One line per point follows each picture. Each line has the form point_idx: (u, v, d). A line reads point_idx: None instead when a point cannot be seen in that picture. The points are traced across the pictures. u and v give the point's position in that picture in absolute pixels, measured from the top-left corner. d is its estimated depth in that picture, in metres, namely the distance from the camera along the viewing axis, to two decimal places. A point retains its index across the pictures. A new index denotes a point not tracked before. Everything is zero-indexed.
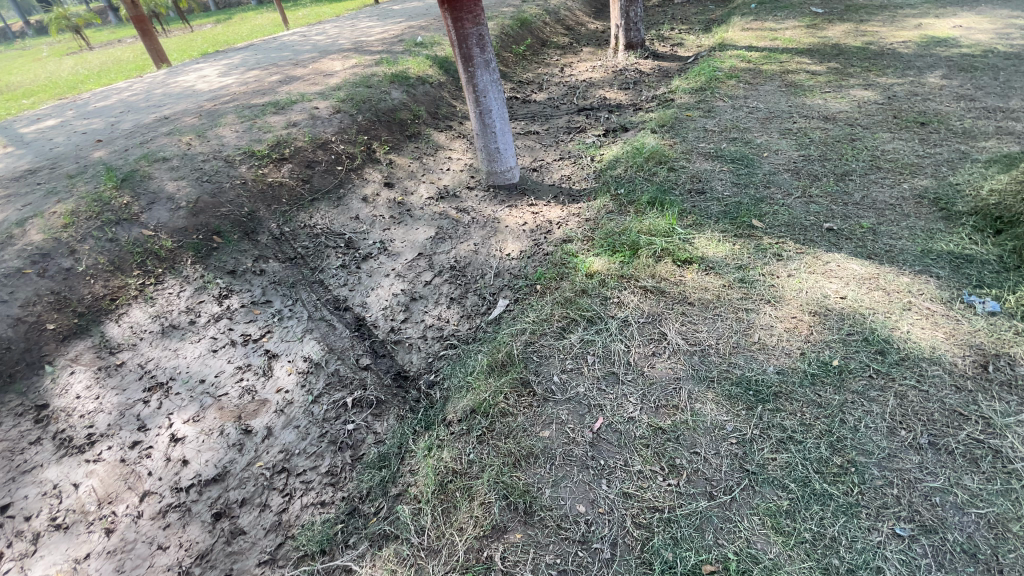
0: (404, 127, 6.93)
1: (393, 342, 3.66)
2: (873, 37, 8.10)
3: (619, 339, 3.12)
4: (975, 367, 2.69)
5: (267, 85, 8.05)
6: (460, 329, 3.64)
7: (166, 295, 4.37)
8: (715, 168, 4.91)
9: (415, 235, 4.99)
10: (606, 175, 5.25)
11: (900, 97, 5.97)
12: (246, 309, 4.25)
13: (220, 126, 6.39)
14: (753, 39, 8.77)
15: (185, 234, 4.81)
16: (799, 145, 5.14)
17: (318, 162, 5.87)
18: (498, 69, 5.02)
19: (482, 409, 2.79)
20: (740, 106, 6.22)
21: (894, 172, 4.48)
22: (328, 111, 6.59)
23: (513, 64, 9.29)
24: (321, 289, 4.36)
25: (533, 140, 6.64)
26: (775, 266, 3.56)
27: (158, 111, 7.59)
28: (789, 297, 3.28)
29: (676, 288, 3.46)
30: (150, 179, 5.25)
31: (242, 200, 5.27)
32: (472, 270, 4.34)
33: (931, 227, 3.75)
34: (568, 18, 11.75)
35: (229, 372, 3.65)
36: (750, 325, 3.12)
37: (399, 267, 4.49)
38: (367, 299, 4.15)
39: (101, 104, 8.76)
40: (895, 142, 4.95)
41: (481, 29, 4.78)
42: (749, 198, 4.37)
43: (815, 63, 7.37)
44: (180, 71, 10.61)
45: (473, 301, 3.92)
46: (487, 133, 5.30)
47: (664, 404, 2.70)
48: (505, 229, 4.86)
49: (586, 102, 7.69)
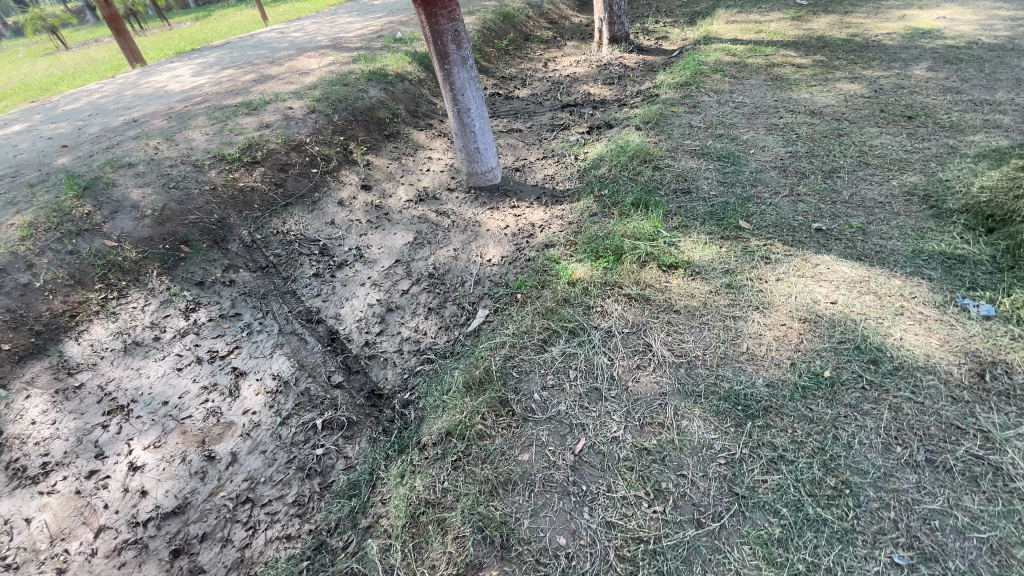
0: (383, 127, 6.72)
1: (367, 356, 3.49)
2: (858, 29, 8.01)
3: (602, 352, 2.97)
4: (971, 376, 2.58)
5: (241, 85, 7.78)
6: (438, 341, 3.47)
7: (130, 310, 4.16)
8: (701, 166, 4.77)
9: (393, 241, 4.81)
10: (590, 174, 5.10)
11: (887, 90, 5.87)
12: (214, 323, 4.06)
13: (190, 129, 6.14)
14: (738, 32, 8.64)
15: (151, 245, 4.59)
16: (786, 141, 5.02)
17: (292, 165, 5.65)
18: (476, 66, 4.82)
19: (457, 431, 2.62)
20: (725, 102, 6.09)
21: (882, 169, 4.37)
22: (302, 111, 6.36)
23: (496, 60, 9.08)
24: (293, 300, 4.17)
25: (515, 139, 6.46)
26: (763, 269, 3.44)
27: (127, 114, 7.29)
28: (778, 303, 3.15)
29: (662, 295, 3.32)
30: (114, 187, 5.00)
31: (212, 206, 5.05)
32: (451, 278, 4.17)
33: (922, 226, 3.64)
34: (551, 11, 11.54)
35: (194, 392, 3.47)
36: (739, 334, 2.99)
37: (375, 275, 4.30)
38: (342, 310, 3.97)
39: (69, 107, 8.44)
40: (883, 137, 4.85)
41: (457, 24, 4.58)
42: (736, 197, 4.24)
43: (800, 56, 7.25)
44: (153, 71, 10.27)
45: (451, 312, 3.75)
46: (467, 133, 5.11)
47: (649, 422, 2.56)
48: (486, 233, 4.70)
49: (570, 98, 7.51)
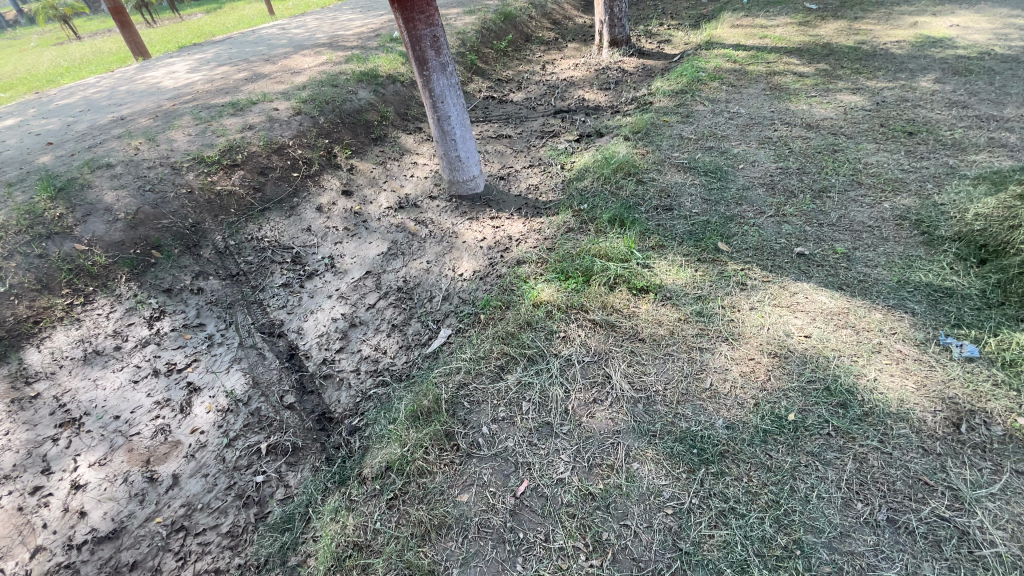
0: (370, 130, 6.60)
1: (323, 375, 3.38)
2: (867, 36, 7.73)
3: (559, 382, 2.82)
4: (945, 426, 2.42)
5: (233, 84, 7.69)
6: (396, 362, 3.34)
7: (94, 317, 4.10)
8: (686, 181, 4.60)
9: (367, 251, 4.69)
10: (573, 186, 4.95)
11: (889, 103, 5.63)
12: (177, 334, 3.99)
13: (173, 129, 6.07)
14: (741, 37, 8.40)
15: (121, 250, 4.53)
16: (777, 156, 4.82)
17: (272, 169, 5.56)
18: (456, 72, 4.67)
19: (396, 466, 2.49)
20: (720, 111, 5.88)
21: (875, 189, 4.17)
22: (287, 113, 6.26)
23: (493, 61, 8.92)
24: (258, 312, 4.08)
25: (504, 145, 6.31)
26: (737, 297, 3.27)
27: (116, 111, 7.24)
28: (749, 334, 2.99)
29: (629, 322, 3.16)
30: (89, 189, 4.94)
31: (187, 211, 4.98)
32: (419, 292, 4.03)
33: (910, 253, 3.45)
34: (555, 12, 11.33)
35: (146, 408, 3.41)
36: (705, 367, 2.83)
37: (343, 287, 4.19)
38: (305, 324, 3.87)
39: (62, 102, 8.41)
40: (879, 155, 4.63)
41: (436, 29, 4.42)
42: (719, 216, 4.07)
43: (803, 64, 7.00)
44: (151, 66, 10.23)
45: (415, 329, 3.62)
46: (447, 140, 4.98)
47: (598, 464, 2.42)
48: (462, 245, 4.56)
49: (564, 103, 7.34)
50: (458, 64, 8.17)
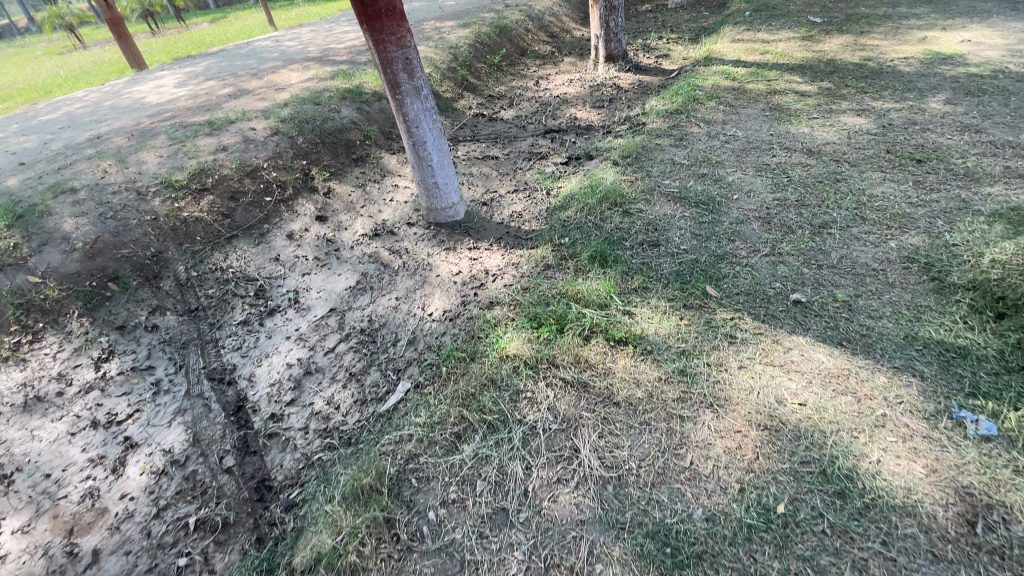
0: (351, 150, 6.34)
1: (268, 433, 3.10)
2: (873, 52, 7.41)
3: (520, 457, 2.49)
4: (959, 524, 2.10)
5: (215, 100, 7.48)
6: (347, 421, 3.03)
7: (41, 357, 3.85)
8: (676, 213, 4.29)
9: (334, 284, 4.40)
10: (557, 217, 4.65)
11: (896, 126, 5.30)
12: (124, 378, 3.71)
13: (145, 149, 5.83)
14: (742, 52, 8.11)
15: (76, 282, 4.28)
16: (775, 186, 4.49)
17: (243, 193, 5.31)
18: (431, 96, 4.39)
19: (326, 560, 2.18)
20: (716, 134, 5.58)
21: (881, 225, 3.83)
22: (264, 133, 6.01)
23: (485, 77, 8.67)
24: (211, 354, 3.81)
25: (490, 167, 6.02)
26: (724, 353, 2.94)
27: (95, 129, 7.03)
28: (736, 400, 2.65)
29: (603, 381, 2.83)
30: (49, 216, 4.70)
31: (149, 239, 4.73)
32: (384, 333, 3.72)
33: (918, 303, 3.13)
34: (552, 24, 11.08)
35: (78, 465, 3.14)
36: (685, 440, 2.50)
37: (303, 327, 3.90)
38: (257, 371, 3.59)
39: (45, 117, 8.23)
40: (885, 185, 4.31)
41: (408, 51, 4.14)
42: (709, 254, 3.76)
43: (805, 82, 6.68)
44: (141, 79, 10.08)
45: (373, 379, 3.31)
46: (423, 166, 4.68)
47: (557, 564, 2.10)
48: (435, 279, 4.25)
49: (555, 122, 7.06)
50: (447, 80, 7.92)
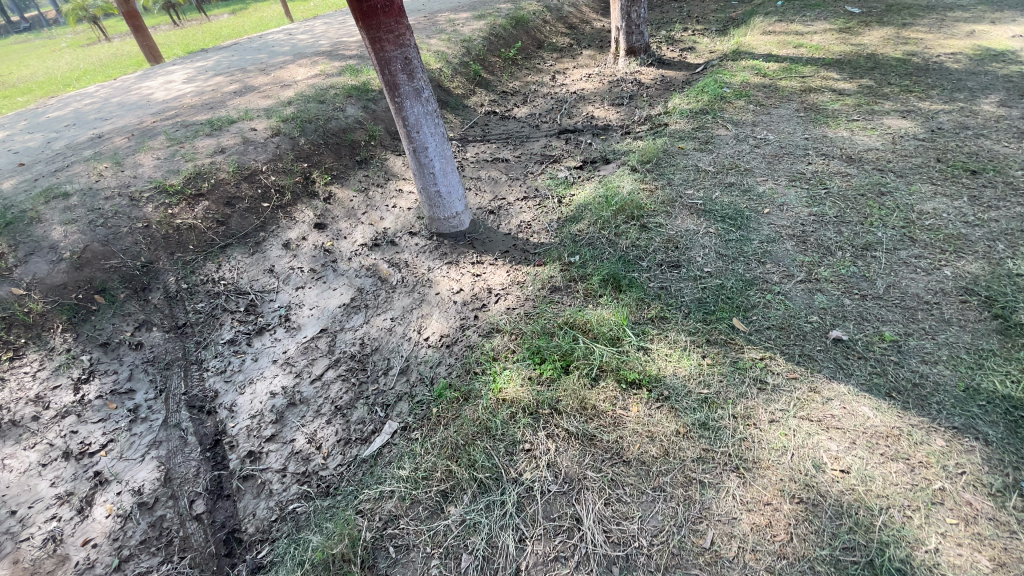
0: (355, 151, 6.04)
1: (243, 475, 2.85)
2: (917, 46, 6.81)
3: (513, 525, 2.18)
4: None
5: (221, 97, 7.25)
6: (327, 466, 2.76)
7: (21, 376, 3.64)
8: (699, 228, 3.90)
9: (328, 300, 4.12)
10: (568, 229, 4.29)
11: (946, 130, 4.78)
12: (102, 403, 3.50)
13: (143, 151, 5.62)
14: (773, 45, 7.55)
15: (61, 295, 4.08)
16: (811, 199, 4.05)
17: (240, 199, 5.06)
18: (433, 98, 4.06)
19: None
20: (744, 138, 5.13)
21: (933, 249, 3.39)
22: (264, 134, 5.75)
23: (499, 71, 8.28)
24: (193, 379, 3.58)
25: (499, 171, 5.67)
26: (752, 402, 2.57)
27: (99, 127, 6.86)
28: (765, 463, 2.29)
29: (612, 433, 2.49)
30: (39, 223, 4.52)
31: (140, 248, 4.51)
32: (375, 361, 3.42)
33: (979, 346, 2.71)
34: (571, 15, 10.59)
35: (44, 502, 2.90)
36: (704, 513, 2.15)
37: (291, 350, 3.64)
38: (239, 399, 3.35)
39: (55, 113, 8.12)
40: (936, 200, 3.84)
41: (407, 51, 3.80)
42: (736, 279, 3.36)
43: (843, 79, 6.14)
44: (153, 74, 9.93)
45: (359, 416, 3.02)
46: (425, 174, 4.34)
47: None
48: (434, 298, 3.94)
49: (571, 121, 6.66)
50: (459, 75, 7.56)
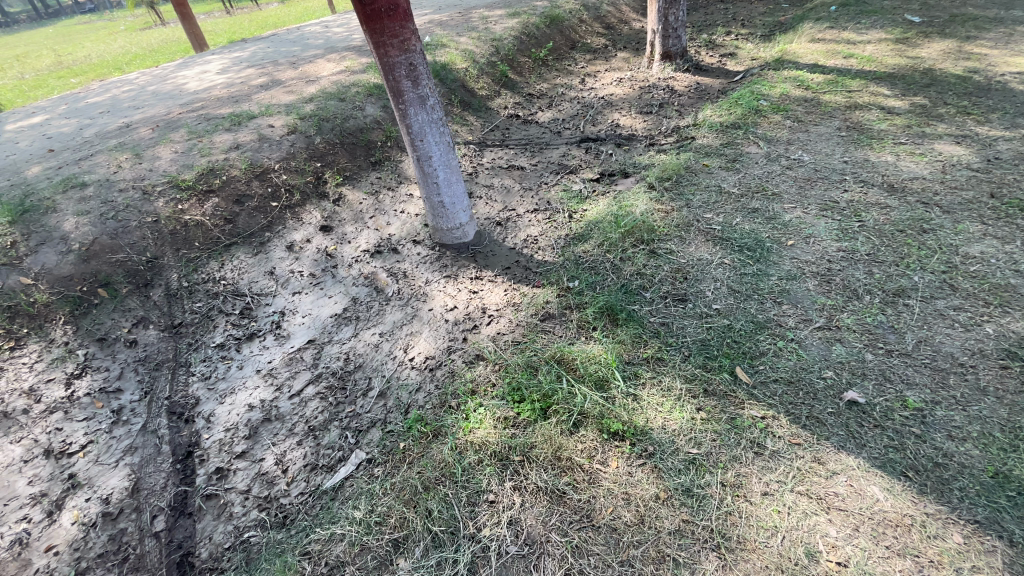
0: (370, 151, 5.95)
1: (207, 493, 2.79)
2: (981, 62, 6.20)
3: None
4: None
5: (247, 91, 7.29)
6: (289, 493, 2.66)
7: (18, 367, 3.67)
8: (713, 258, 3.61)
9: (321, 309, 4.03)
10: (573, 249, 4.07)
11: (1005, 160, 4.28)
12: (89, 401, 3.50)
13: (162, 144, 5.67)
14: (820, 54, 7.04)
15: (66, 286, 4.13)
16: (842, 231, 3.69)
17: (250, 197, 5.05)
18: (439, 107, 3.90)
19: None
20: (775, 157, 4.75)
21: (974, 301, 3.01)
22: (281, 131, 5.72)
23: (528, 72, 8.04)
24: (179, 383, 3.57)
25: (512, 179, 5.47)
26: (746, 469, 2.31)
27: (129, 116, 7.01)
28: (750, 545, 2.05)
29: (585, 491, 2.28)
30: (54, 214, 4.60)
31: (147, 243, 4.54)
32: (357, 379, 3.29)
33: (1018, 423, 2.36)
34: (609, 14, 10.22)
35: (22, 500, 2.89)
36: None
37: (276, 360, 3.57)
38: (217, 410, 3.31)
39: (95, 99, 8.37)
40: (985, 242, 3.42)
41: (413, 57, 3.65)
42: (747, 320, 3.07)
43: (894, 96, 5.63)
44: (192, 63, 10.14)
45: (330, 440, 2.90)
46: (429, 183, 4.18)
47: None
48: (426, 314, 3.79)
49: (595, 128, 6.38)
50: (485, 76, 7.37)
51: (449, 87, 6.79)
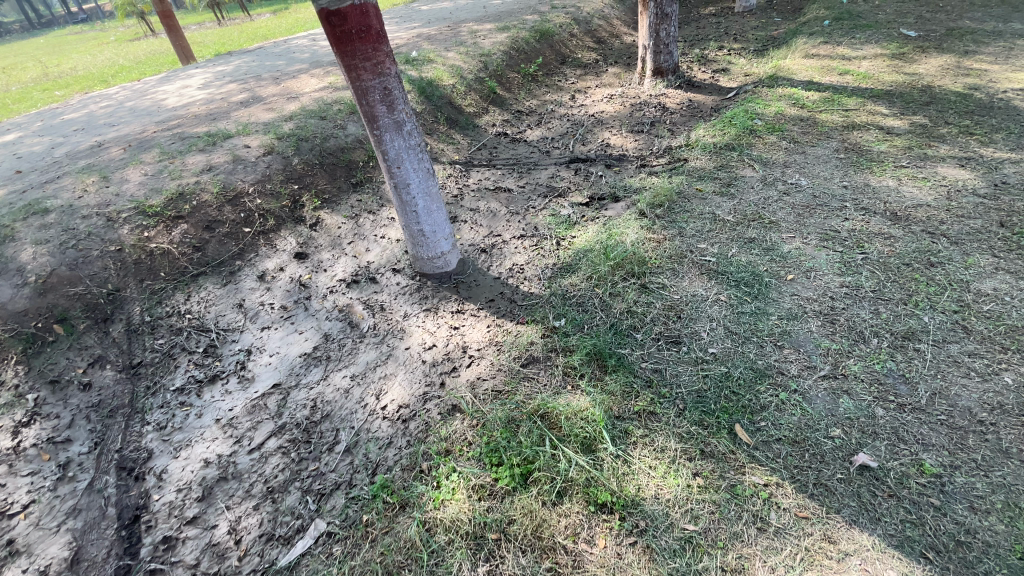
0: (352, 172, 5.71)
1: (151, 568, 2.52)
2: (980, 79, 6.06)
3: None
4: None
5: (226, 107, 7.05)
6: (240, 571, 2.40)
7: None
8: (709, 294, 3.38)
9: (290, 347, 3.76)
10: (560, 281, 3.83)
11: (1013, 185, 4.09)
12: (35, 453, 3.21)
13: (132, 165, 5.41)
14: (815, 71, 6.89)
15: (19, 322, 3.83)
16: (844, 264, 3.48)
17: (221, 223, 4.78)
18: (417, 132, 3.66)
19: None
20: (772, 181, 4.55)
21: (990, 345, 2.79)
22: (257, 152, 5.47)
23: (517, 88, 7.85)
24: (133, 433, 3.29)
25: (499, 202, 5.25)
26: (748, 550, 2.06)
27: (102, 134, 6.75)
28: None
29: None
30: (9, 243, 4.32)
31: (108, 273, 4.26)
32: (323, 431, 3.02)
33: None
34: (601, 28, 10.08)
35: None
36: None
37: (238, 408, 3.30)
38: (171, 466, 3.03)
39: (70, 116, 8.10)
40: (997, 278, 3.21)
41: (388, 80, 3.41)
42: (745, 367, 2.83)
43: (892, 115, 5.46)
44: (174, 77, 9.90)
45: (289, 505, 2.63)
46: (407, 212, 3.94)
47: None
48: (402, 353, 3.52)
49: (585, 148, 6.18)
50: (473, 92, 7.18)
51: (434, 105, 6.58)
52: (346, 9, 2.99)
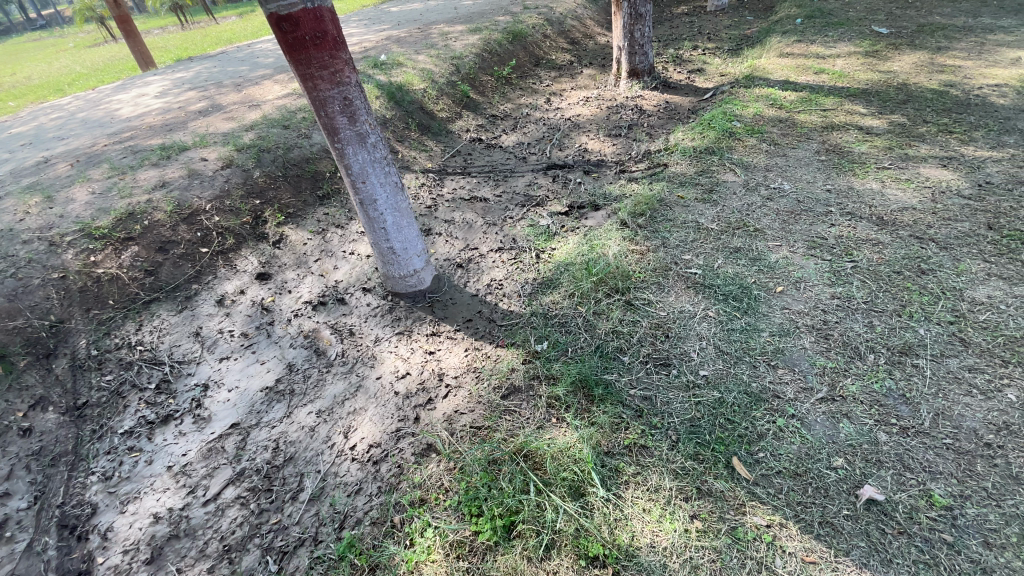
0: (318, 184, 5.41)
1: None
2: (955, 75, 6.06)
3: None
4: None
5: (183, 117, 6.65)
6: None
7: None
8: (697, 309, 3.22)
9: (251, 380, 3.48)
10: (541, 298, 3.63)
11: (997, 185, 4.04)
12: None
13: (79, 183, 5.01)
14: (791, 70, 6.84)
15: None
16: (834, 274, 3.35)
17: (176, 244, 4.45)
18: (381, 143, 3.40)
19: None
20: (755, 186, 4.42)
21: (990, 359, 2.67)
22: (215, 165, 5.13)
23: (491, 91, 7.63)
24: (75, 486, 2.96)
25: (475, 212, 5.02)
26: None
27: (48, 150, 6.29)
28: None
29: None
30: None
31: (50, 303, 3.87)
32: (286, 477, 2.75)
33: None
34: (574, 29, 9.92)
35: None
36: None
37: (192, 453, 3.01)
38: (116, 523, 2.73)
39: (15, 130, 7.58)
40: (990, 284, 3.11)
41: (347, 90, 3.15)
42: (739, 391, 2.66)
43: (870, 114, 5.41)
44: (130, 85, 9.40)
45: (247, 566, 2.38)
46: (375, 229, 3.67)
47: None
48: (373, 384, 3.27)
49: (562, 153, 6.00)
50: (445, 97, 6.93)
51: (405, 110, 6.31)
52: (298, 13, 2.72)
